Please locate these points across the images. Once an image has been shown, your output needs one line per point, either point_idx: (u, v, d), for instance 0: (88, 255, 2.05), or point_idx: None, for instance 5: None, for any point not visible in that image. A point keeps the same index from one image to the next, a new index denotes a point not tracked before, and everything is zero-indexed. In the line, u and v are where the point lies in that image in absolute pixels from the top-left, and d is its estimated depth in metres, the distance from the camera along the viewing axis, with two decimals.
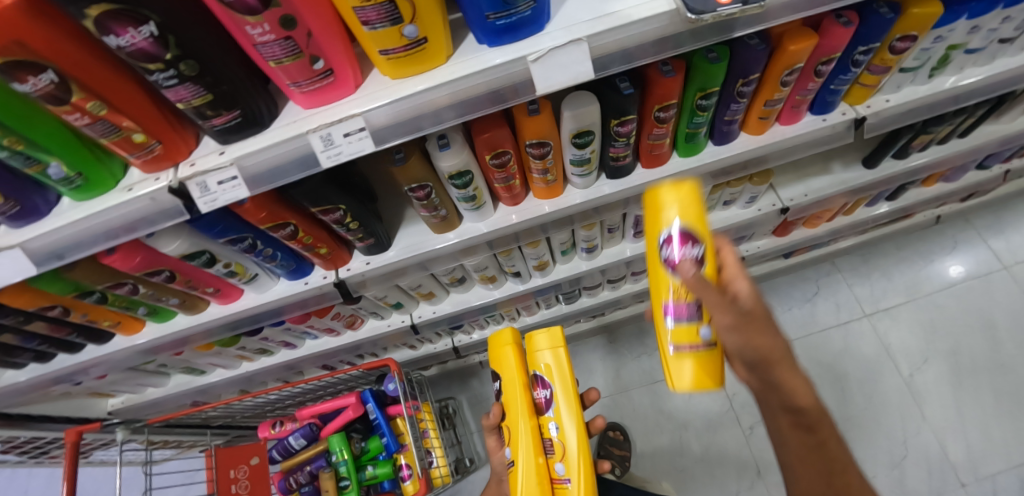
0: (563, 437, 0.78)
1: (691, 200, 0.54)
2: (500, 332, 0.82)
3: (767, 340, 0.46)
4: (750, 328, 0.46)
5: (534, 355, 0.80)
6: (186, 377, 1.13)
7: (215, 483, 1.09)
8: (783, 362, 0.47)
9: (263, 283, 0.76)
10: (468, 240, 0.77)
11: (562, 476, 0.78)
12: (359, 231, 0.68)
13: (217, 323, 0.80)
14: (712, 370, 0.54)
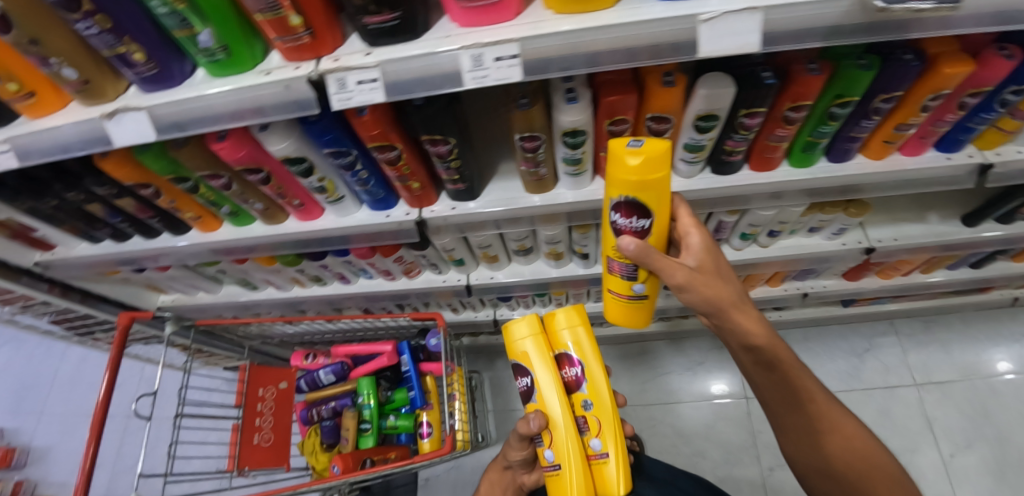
0: (597, 412, 0.78)
1: (649, 180, 0.54)
2: (517, 322, 0.80)
3: (727, 297, 0.60)
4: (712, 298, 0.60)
5: (557, 334, 0.80)
6: (236, 290, 1.15)
7: (242, 397, 1.09)
8: (737, 307, 0.60)
9: (346, 207, 0.75)
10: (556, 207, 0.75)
11: (598, 451, 0.77)
12: (458, 173, 0.66)
13: (290, 238, 0.80)
14: (638, 315, 0.71)
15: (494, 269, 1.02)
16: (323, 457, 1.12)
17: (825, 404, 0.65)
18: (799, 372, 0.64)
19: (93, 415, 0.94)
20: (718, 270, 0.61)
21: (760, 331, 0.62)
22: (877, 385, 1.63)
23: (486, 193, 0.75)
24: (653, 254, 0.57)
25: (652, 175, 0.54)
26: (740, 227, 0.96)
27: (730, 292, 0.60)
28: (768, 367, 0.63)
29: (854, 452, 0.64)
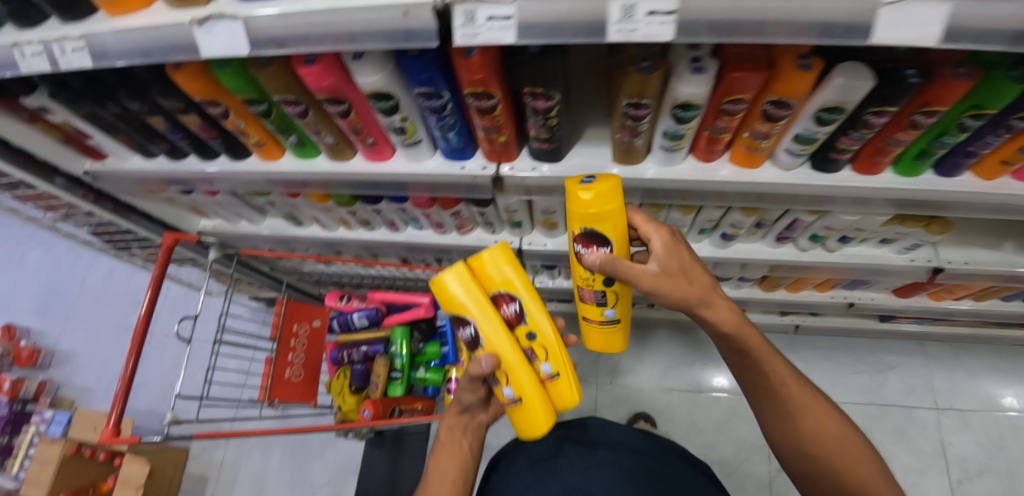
0: (542, 340, 0.73)
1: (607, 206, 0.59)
2: (442, 277, 0.69)
3: (695, 287, 0.62)
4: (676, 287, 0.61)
5: (487, 275, 0.71)
6: (279, 223, 1.14)
7: (278, 331, 1.11)
8: (705, 302, 0.63)
9: (420, 153, 0.70)
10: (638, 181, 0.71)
11: (549, 374, 0.74)
12: (551, 132, 0.62)
13: (354, 179, 0.77)
14: (613, 338, 0.77)
15: (549, 238, 1.00)
16: (351, 400, 1.14)
17: (798, 387, 0.67)
18: (768, 356, 0.67)
19: (135, 330, 0.94)
20: (687, 265, 0.62)
21: (728, 319, 0.65)
22: (897, 403, 1.61)
23: (570, 157, 0.71)
24: (619, 264, 0.60)
25: (607, 206, 0.59)
26: (814, 228, 0.91)
27: (696, 287, 0.63)
28: (739, 351, 0.67)
29: (829, 434, 0.66)
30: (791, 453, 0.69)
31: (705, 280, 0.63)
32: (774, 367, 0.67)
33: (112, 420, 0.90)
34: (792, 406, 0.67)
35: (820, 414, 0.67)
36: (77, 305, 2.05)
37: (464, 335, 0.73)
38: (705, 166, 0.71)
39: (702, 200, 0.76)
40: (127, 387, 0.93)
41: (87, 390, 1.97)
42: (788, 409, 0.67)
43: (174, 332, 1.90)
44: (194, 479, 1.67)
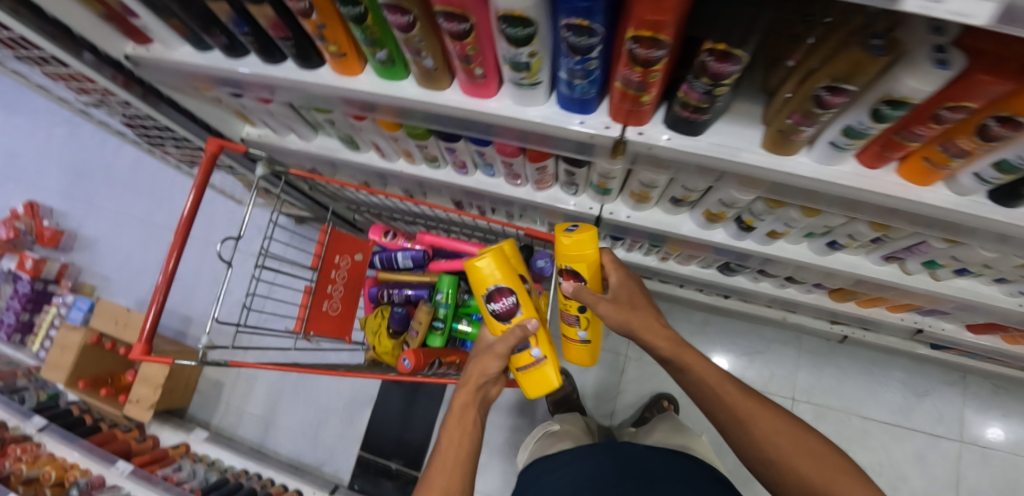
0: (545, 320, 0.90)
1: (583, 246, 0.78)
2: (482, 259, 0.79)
3: (630, 312, 0.80)
4: (624, 306, 0.81)
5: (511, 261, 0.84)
6: (331, 145, 1.04)
7: (320, 261, 1.04)
8: (642, 322, 0.80)
9: (534, 96, 0.58)
10: (781, 174, 0.60)
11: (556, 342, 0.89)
12: (711, 101, 0.50)
13: (444, 114, 0.67)
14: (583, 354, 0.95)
15: (633, 210, 0.91)
16: (388, 343, 1.10)
17: (745, 402, 0.71)
18: (711, 374, 0.75)
19: (178, 227, 0.86)
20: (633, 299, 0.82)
21: (671, 345, 0.79)
22: (922, 429, 1.58)
23: (710, 133, 0.59)
24: (584, 293, 0.80)
25: (584, 251, 0.78)
26: (935, 255, 0.80)
27: (642, 317, 0.80)
28: (680, 369, 0.78)
29: (782, 443, 0.67)
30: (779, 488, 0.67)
31: (648, 313, 0.81)
32: (725, 389, 0.73)
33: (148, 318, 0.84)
34: (742, 418, 0.70)
35: (771, 422, 0.69)
36: (101, 191, 2.01)
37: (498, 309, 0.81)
38: (868, 173, 0.59)
39: (843, 206, 0.65)
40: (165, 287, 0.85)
41: (108, 279, 1.97)
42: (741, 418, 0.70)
43: (198, 236, 1.86)
44: (211, 381, 1.70)
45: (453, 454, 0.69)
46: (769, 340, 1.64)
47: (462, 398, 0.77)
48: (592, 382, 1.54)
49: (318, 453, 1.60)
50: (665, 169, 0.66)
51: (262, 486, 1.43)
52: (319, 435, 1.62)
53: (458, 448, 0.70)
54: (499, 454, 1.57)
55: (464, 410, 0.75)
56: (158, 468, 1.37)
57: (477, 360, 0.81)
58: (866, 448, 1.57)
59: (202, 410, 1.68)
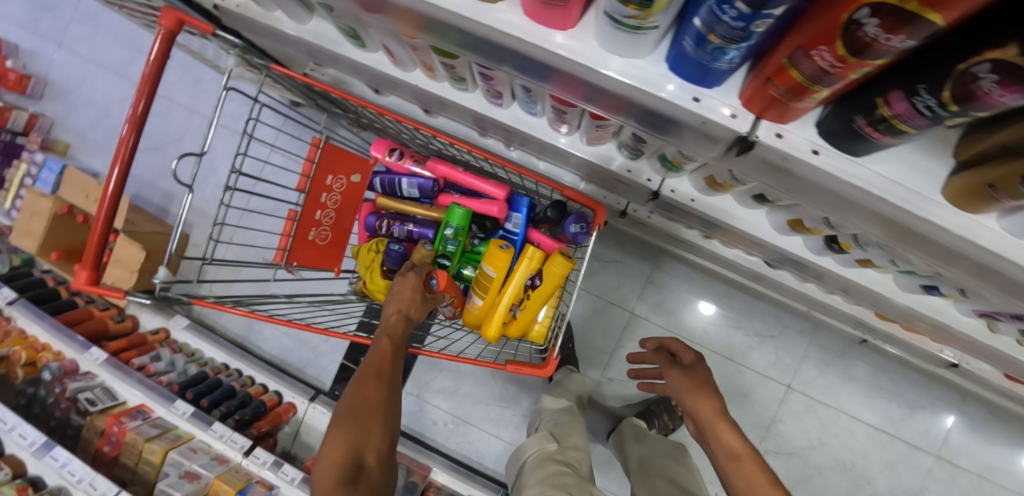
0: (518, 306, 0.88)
1: (559, 270, 0.83)
2: (557, 263, 0.83)
3: (699, 399, 0.77)
4: (699, 390, 0.78)
5: (535, 256, 0.86)
6: (333, 34, 0.81)
7: (309, 181, 0.87)
8: (713, 413, 0.74)
9: (634, 44, 0.38)
10: (932, 231, 0.42)
11: (513, 309, 0.89)
12: (931, 129, 0.31)
13: (489, 41, 0.46)
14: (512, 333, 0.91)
15: (702, 193, 0.73)
16: (381, 281, 0.93)
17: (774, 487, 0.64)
18: (736, 452, 0.69)
19: (141, 82, 0.68)
20: (696, 368, 0.83)
21: (716, 413, 0.74)
22: (904, 439, 1.53)
23: (873, 156, 0.40)
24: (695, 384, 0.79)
25: (556, 274, 0.84)
26: None
27: (703, 386, 0.79)
28: (716, 441, 0.72)
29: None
30: None
31: (703, 385, 0.79)
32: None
33: (110, 194, 0.67)
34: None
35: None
36: (72, 30, 1.74)
37: (532, 281, 0.86)
38: None
39: (986, 280, 0.47)
40: (130, 149, 0.69)
41: (81, 137, 1.77)
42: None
43: (182, 103, 1.63)
44: None
45: (387, 358, 0.67)
46: (785, 326, 1.53)
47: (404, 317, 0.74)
48: (590, 333, 1.51)
49: (302, 353, 1.56)
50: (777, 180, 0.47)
51: (241, 385, 1.41)
52: (304, 337, 1.57)
53: (391, 355, 0.68)
54: (484, 384, 1.56)
55: (401, 326, 0.72)
56: (134, 356, 1.34)
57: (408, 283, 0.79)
58: (844, 446, 1.53)
59: None
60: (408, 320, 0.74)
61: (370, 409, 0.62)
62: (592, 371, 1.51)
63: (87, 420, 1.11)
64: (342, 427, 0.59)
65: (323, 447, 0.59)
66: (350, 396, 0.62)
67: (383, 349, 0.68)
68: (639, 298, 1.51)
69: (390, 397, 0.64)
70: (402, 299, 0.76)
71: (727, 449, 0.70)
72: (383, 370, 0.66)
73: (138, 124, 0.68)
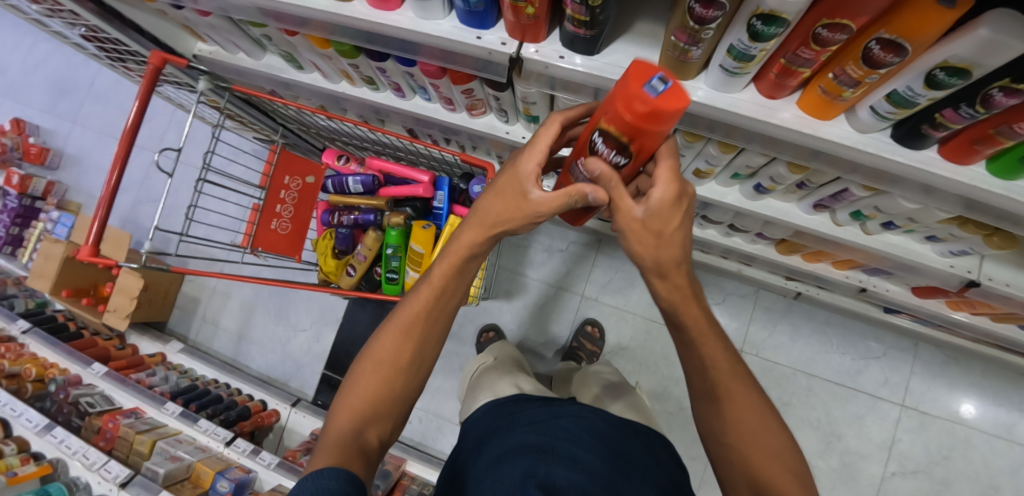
0: None
1: None
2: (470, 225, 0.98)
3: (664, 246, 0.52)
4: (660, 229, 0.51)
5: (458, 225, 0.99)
6: (279, 63, 1.02)
7: (268, 179, 1.05)
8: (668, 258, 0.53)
9: (429, 8, 0.57)
10: None
11: None
12: (592, 14, 0.48)
13: (355, 27, 0.65)
14: None
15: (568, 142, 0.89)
16: (332, 261, 1.12)
17: (736, 377, 0.59)
18: (704, 345, 0.59)
19: (119, 144, 0.90)
20: (667, 235, 0.51)
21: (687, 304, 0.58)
22: (865, 390, 1.59)
23: (606, 53, 0.57)
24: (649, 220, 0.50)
25: None
26: (859, 204, 0.77)
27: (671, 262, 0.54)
28: (676, 327, 0.60)
29: (747, 425, 0.58)
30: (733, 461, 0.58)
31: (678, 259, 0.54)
32: (711, 359, 0.59)
33: (93, 227, 0.88)
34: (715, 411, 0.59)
35: (745, 406, 0.58)
36: (87, 108, 2.04)
37: None
38: (767, 103, 0.56)
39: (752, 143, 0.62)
40: (111, 197, 0.90)
41: (91, 197, 2.01)
42: (714, 400, 0.59)
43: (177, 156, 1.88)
44: (189, 299, 1.77)
45: (426, 307, 0.63)
46: (727, 293, 1.65)
47: (467, 249, 0.60)
48: (550, 318, 1.64)
49: (286, 367, 1.66)
50: (584, 94, 0.63)
51: (229, 394, 1.52)
52: (288, 351, 1.67)
53: (427, 304, 0.63)
54: (455, 379, 1.66)
55: (455, 266, 0.62)
56: (132, 373, 1.49)
57: (503, 183, 0.56)
58: (806, 405, 1.60)
59: (180, 324, 1.76)
60: (472, 256, 0.61)
61: (387, 366, 0.62)
62: (553, 355, 1.61)
63: (87, 420, 1.25)
64: (359, 372, 0.63)
65: (345, 381, 0.65)
66: (372, 365, 0.63)
67: (421, 295, 0.63)
68: (588, 282, 1.64)
69: (416, 352, 0.63)
70: (481, 212, 0.58)
71: (693, 343, 0.60)
72: (416, 323, 0.63)
73: (115, 186, 0.90)
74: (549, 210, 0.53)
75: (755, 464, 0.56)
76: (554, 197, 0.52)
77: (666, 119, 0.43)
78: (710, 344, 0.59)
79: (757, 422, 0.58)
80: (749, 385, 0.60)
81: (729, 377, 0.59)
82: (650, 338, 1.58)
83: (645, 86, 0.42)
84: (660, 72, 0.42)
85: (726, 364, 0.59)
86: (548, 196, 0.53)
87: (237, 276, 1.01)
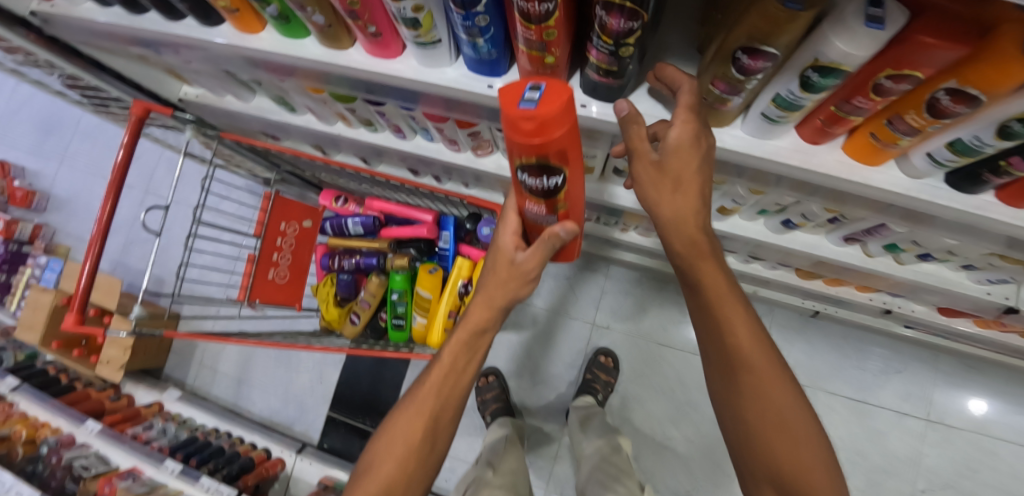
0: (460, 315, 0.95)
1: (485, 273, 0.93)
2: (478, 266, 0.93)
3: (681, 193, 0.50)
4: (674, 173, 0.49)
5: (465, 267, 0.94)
6: (270, 105, 0.97)
7: (263, 227, 0.99)
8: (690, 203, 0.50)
9: (435, 56, 0.52)
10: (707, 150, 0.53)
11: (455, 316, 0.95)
12: (620, 64, 0.43)
13: (353, 77, 0.60)
14: None
15: None
16: (334, 309, 1.07)
17: (758, 352, 0.54)
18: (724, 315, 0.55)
19: (110, 179, 0.85)
20: (686, 181, 0.49)
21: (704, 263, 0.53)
22: (888, 406, 1.53)
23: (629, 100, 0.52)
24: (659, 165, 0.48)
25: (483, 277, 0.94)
26: (896, 240, 0.74)
27: (690, 218, 0.51)
28: (693, 289, 0.56)
29: (767, 400, 0.53)
30: (747, 439, 0.54)
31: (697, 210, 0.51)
32: (732, 324, 0.54)
33: (84, 272, 0.83)
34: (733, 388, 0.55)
35: (765, 376, 0.54)
36: (74, 148, 1.99)
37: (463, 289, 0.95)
38: (808, 149, 0.52)
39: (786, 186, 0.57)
40: (96, 255, 0.84)
41: (80, 239, 1.95)
42: (731, 376, 0.55)
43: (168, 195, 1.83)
44: (185, 343, 1.70)
45: (438, 385, 0.60)
46: None
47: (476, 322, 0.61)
48: (561, 346, 1.58)
49: (289, 410, 1.60)
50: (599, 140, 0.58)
51: (231, 444, 1.46)
52: (290, 394, 1.61)
53: (438, 381, 0.60)
54: (464, 414, 1.59)
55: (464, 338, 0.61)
56: (128, 427, 1.42)
57: (490, 258, 0.65)
58: (829, 424, 1.54)
59: (177, 369, 1.69)
60: (480, 329, 0.61)
61: (401, 447, 0.57)
62: (565, 386, 1.55)
63: (81, 485, 1.18)
64: (374, 454, 0.58)
65: (359, 463, 0.60)
66: (385, 444, 0.58)
67: (432, 374, 0.61)
68: (598, 308, 1.58)
69: (429, 431, 0.58)
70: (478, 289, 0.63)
71: (712, 311, 0.55)
72: (428, 399, 0.59)
73: (101, 243, 0.84)
74: (535, 266, 0.61)
75: (771, 444, 0.52)
76: (535, 251, 0.60)
77: (558, 125, 0.43)
78: (730, 305, 0.55)
79: (779, 396, 0.53)
80: (772, 359, 0.54)
81: (751, 352, 0.54)
82: (664, 363, 1.53)
83: (520, 104, 0.42)
84: (535, 82, 0.43)
85: (746, 332, 0.54)
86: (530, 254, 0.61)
87: (234, 335, 0.94)
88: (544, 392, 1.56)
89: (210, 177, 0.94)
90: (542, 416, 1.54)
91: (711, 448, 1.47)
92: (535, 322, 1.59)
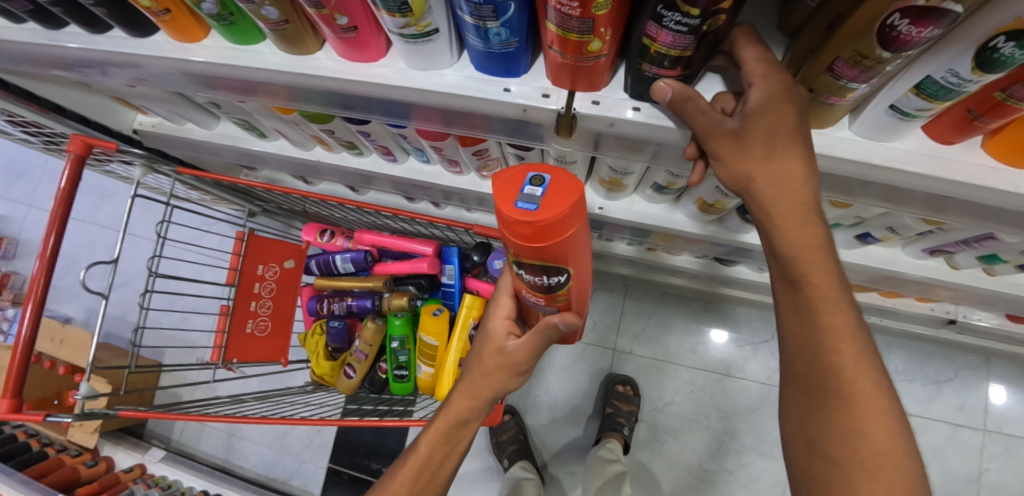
0: None
1: None
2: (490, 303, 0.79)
3: (779, 156, 0.34)
4: (768, 127, 0.33)
5: (475, 306, 0.80)
6: (237, 131, 0.83)
7: (237, 274, 0.85)
8: (789, 173, 0.34)
9: (432, 52, 0.39)
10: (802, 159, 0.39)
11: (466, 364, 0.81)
12: (699, 45, 0.30)
13: (321, 89, 0.46)
14: None
15: (608, 199, 0.71)
16: (326, 362, 0.93)
17: (861, 364, 0.38)
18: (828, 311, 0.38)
19: (47, 224, 0.71)
20: (777, 140, 0.34)
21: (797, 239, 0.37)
22: (942, 419, 1.32)
23: None
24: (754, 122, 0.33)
25: None
26: (998, 249, 0.56)
27: (793, 192, 0.35)
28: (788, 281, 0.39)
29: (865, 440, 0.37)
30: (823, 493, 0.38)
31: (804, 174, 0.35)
32: (835, 329, 0.38)
33: (21, 332, 0.69)
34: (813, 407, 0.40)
35: (870, 409, 0.37)
36: (41, 188, 1.85)
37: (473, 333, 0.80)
38: (942, 152, 0.37)
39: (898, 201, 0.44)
40: (33, 322, 0.70)
41: None
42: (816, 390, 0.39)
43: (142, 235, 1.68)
44: None
45: (411, 481, 0.49)
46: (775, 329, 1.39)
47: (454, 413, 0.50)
48: (581, 374, 1.44)
49: (284, 465, 1.44)
50: (643, 154, 0.45)
51: None
52: (285, 445, 1.46)
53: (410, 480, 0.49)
54: (479, 458, 1.42)
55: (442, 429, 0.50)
56: None
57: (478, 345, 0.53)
58: None
59: (159, 425, 1.53)
60: (461, 420, 0.50)
61: None
62: (588, 420, 1.41)
63: None
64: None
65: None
66: None
67: (404, 467, 0.50)
68: (618, 333, 1.44)
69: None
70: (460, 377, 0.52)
71: (806, 303, 0.38)
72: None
73: (39, 305, 0.70)
74: (526, 357, 0.48)
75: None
76: (527, 341, 0.48)
77: (560, 226, 0.34)
78: (841, 307, 0.38)
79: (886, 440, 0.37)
80: (880, 385, 0.38)
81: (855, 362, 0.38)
82: (696, 387, 1.38)
83: (516, 204, 0.34)
84: (542, 175, 0.34)
85: (854, 342, 0.38)
86: (523, 344, 0.49)
87: (204, 407, 0.79)
88: (565, 426, 1.42)
89: (168, 221, 0.79)
90: (564, 454, 1.40)
91: (753, 479, 1.33)
92: (551, 350, 1.45)
